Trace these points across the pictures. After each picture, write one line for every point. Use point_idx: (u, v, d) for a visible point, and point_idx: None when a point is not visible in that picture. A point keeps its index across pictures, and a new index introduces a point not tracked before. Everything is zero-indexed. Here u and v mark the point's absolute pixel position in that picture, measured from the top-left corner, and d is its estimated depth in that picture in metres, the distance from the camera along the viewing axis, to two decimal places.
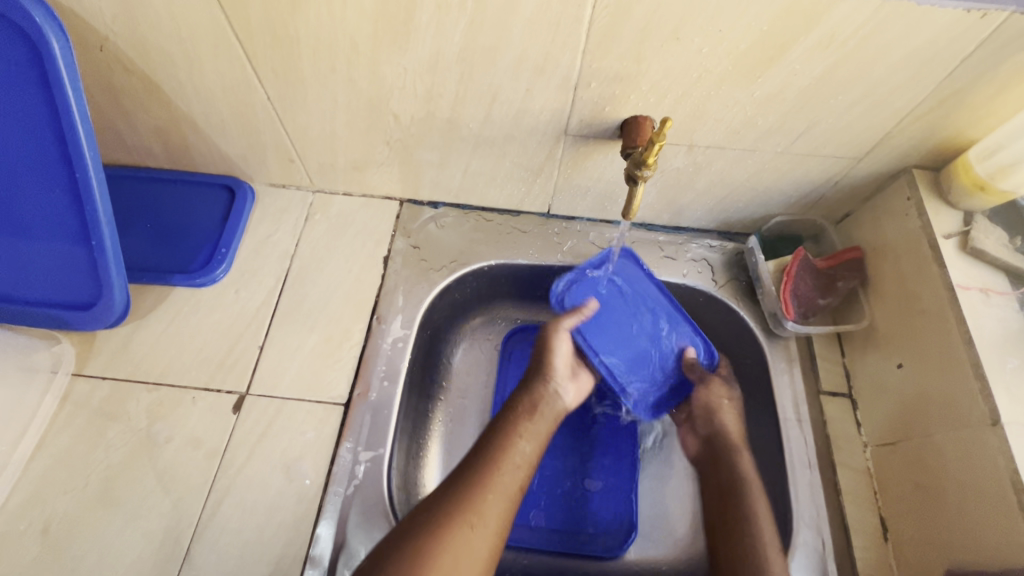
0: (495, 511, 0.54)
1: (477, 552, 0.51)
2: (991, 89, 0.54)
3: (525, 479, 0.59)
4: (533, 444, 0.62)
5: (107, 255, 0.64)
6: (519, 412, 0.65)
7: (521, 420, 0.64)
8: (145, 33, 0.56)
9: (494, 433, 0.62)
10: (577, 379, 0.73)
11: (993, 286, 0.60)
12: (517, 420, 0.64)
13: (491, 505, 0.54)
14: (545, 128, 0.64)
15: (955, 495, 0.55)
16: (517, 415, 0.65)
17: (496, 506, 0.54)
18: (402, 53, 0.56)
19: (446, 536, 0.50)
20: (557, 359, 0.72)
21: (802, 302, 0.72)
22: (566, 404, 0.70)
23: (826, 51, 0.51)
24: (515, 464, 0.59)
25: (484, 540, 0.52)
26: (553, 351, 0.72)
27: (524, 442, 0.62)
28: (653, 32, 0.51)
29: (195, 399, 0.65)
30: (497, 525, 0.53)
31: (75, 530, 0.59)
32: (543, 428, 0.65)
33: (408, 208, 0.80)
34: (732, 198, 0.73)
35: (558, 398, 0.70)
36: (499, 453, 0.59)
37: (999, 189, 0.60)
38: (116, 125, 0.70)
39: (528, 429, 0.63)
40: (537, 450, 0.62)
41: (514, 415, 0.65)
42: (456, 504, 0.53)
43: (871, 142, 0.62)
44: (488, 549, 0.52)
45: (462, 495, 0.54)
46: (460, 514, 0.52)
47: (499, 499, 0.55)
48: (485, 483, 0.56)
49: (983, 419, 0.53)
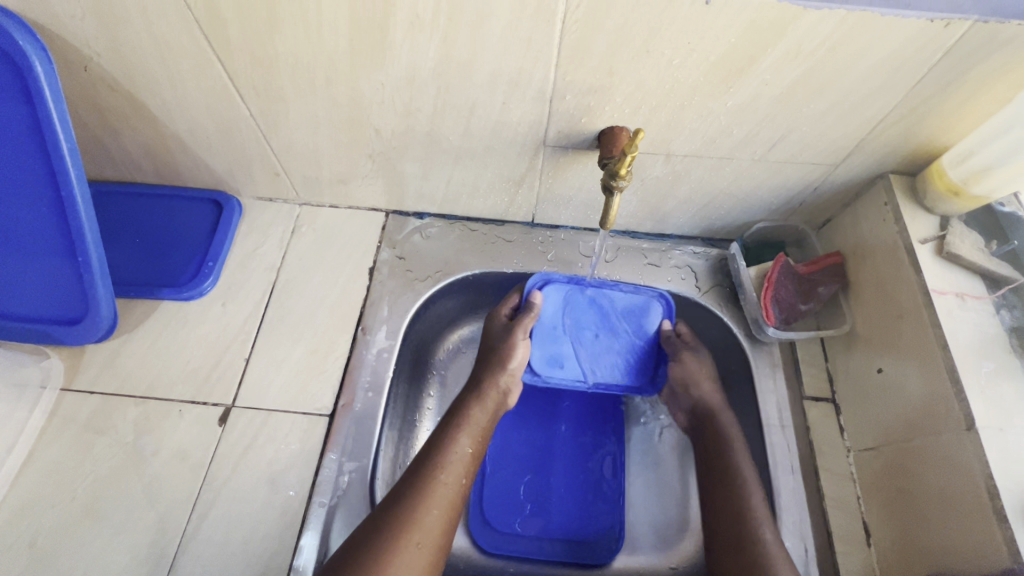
0: (435, 525, 0.53)
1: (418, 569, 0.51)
2: (960, 96, 0.55)
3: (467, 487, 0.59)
4: (473, 445, 0.61)
5: (93, 270, 0.65)
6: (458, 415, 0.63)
7: (461, 425, 0.62)
8: (128, 54, 0.57)
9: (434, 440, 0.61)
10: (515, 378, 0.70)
11: (969, 290, 0.60)
12: (458, 423, 0.62)
13: (431, 519, 0.54)
14: (524, 139, 0.65)
15: (933, 499, 0.55)
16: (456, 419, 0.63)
17: (436, 520, 0.54)
18: (379, 70, 0.57)
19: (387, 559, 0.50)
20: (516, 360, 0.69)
21: (783, 308, 0.72)
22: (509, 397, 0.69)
23: (795, 61, 0.52)
24: (455, 473, 0.58)
25: (427, 555, 0.52)
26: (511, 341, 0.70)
27: (465, 447, 0.60)
28: (623, 45, 0.52)
29: (181, 412, 0.66)
30: (438, 538, 0.53)
31: (61, 544, 0.59)
32: (483, 428, 0.64)
33: (393, 219, 0.81)
34: (713, 205, 0.74)
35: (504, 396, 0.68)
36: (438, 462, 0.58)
37: (973, 194, 0.60)
38: (105, 143, 0.71)
39: (473, 434, 0.62)
40: (477, 453, 0.61)
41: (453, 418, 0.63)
42: (394, 523, 0.52)
43: (847, 149, 0.63)
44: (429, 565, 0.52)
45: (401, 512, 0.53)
46: (399, 532, 0.52)
47: (439, 511, 0.54)
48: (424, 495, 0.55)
49: (958, 423, 0.53)
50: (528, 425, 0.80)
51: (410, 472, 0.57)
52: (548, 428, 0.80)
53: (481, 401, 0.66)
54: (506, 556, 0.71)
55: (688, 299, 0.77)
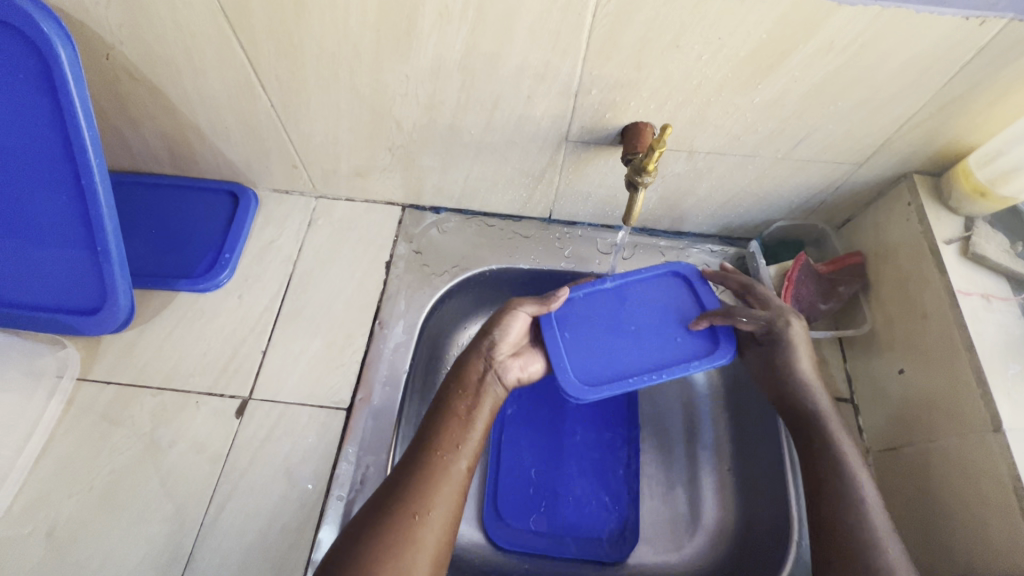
0: (442, 503, 0.52)
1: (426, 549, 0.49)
2: (990, 96, 0.54)
3: (472, 459, 0.56)
4: (474, 425, 0.58)
5: (112, 260, 0.65)
6: (452, 390, 0.60)
7: (461, 405, 0.59)
8: (151, 41, 0.57)
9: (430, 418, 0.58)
10: (524, 360, 0.66)
11: (995, 291, 0.60)
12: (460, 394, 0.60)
13: (437, 498, 0.52)
14: (546, 134, 0.64)
15: (957, 500, 0.55)
16: (449, 396, 0.60)
17: (444, 498, 0.52)
18: (404, 61, 0.56)
19: (391, 535, 0.49)
20: (507, 336, 0.64)
21: (803, 306, 0.71)
22: (505, 384, 0.63)
23: (825, 58, 0.51)
24: (456, 449, 0.55)
25: (432, 532, 0.50)
26: (499, 329, 0.64)
27: (474, 429, 0.58)
28: (653, 40, 0.51)
29: (198, 403, 0.66)
30: (445, 518, 0.51)
31: (79, 534, 0.59)
32: (483, 404, 0.60)
33: (409, 213, 0.80)
34: (732, 203, 0.73)
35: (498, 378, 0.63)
36: (434, 441, 0.56)
37: (1000, 195, 0.60)
38: (123, 132, 0.71)
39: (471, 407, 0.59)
40: (481, 431, 0.58)
41: (446, 396, 0.60)
42: (398, 500, 0.51)
43: (872, 148, 0.62)
44: (436, 543, 0.50)
45: (403, 490, 0.52)
46: (402, 511, 0.50)
47: (445, 489, 0.53)
48: (426, 474, 0.53)
49: (984, 425, 0.53)
50: (543, 421, 0.80)
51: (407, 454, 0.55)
52: (562, 423, 0.80)
53: (469, 380, 0.61)
54: (522, 551, 0.71)
55: None
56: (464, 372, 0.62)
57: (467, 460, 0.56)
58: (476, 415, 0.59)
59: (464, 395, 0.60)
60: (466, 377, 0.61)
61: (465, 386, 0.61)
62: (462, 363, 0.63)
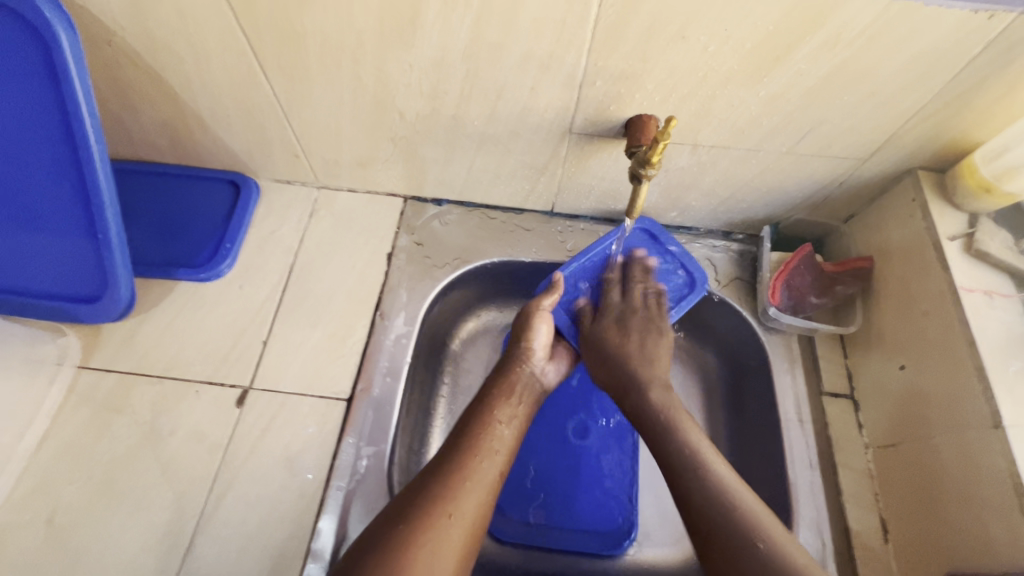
0: (474, 503, 0.51)
1: (454, 545, 0.48)
2: (998, 90, 0.54)
3: (504, 465, 0.56)
4: (512, 427, 0.60)
5: (113, 249, 0.65)
6: (497, 392, 0.62)
7: (499, 411, 0.60)
8: (153, 27, 0.56)
9: (473, 414, 0.59)
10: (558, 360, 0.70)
11: (997, 288, 0.60)
12: (496, 402, 0.61)
13: (469, 496, 0.51)
14: (550, 126, 0.64)
15: (958, 497, 0.55)
16: (494, 397, 0.62)
17: (474, 499, 0.51)
18: (408, 50, 0.56)
19: (420, 531, 0.47)
20: (537, 340, 0.68)
21: (793, 294, 0.73)
22: (545, 386, 0.68)
23: (832, 51, 0.51)
24: (494, 451, 0.56)
25: (461, 531, 0.49)
26: (535, 334, 0.68)
27: (507, 436, 0.58)
28: (659, 31, 0.51)
29: (199, 392, 0.66)
30: (477, 519, 0.51)
31: (78, 520, 0.59)
32: (523, 410, 0.62)
33: (411, 205, 0.80)
34: (735, 198, 0.73)
35: (536, 380, 0.67)
36: (475, 436, 0.56)
37: (1005, 191, 0.59)
38: (124, 119, 0.70)
39: (505, 414, 0.60)
40: (517, 435, 0.60)
41: (490, 396, 0.62)
42: (434, 493, 0.51)
43: (877, 143, 0.62)
44: (462, 543, 0.49)
45: (439, 485, 0.51)
46: (437, 505, 0.50)
47: (477, 487, 0.52)
48: (464, 471, 0.53)
49: (985, 422, 0.53)
50: (545, 415, 0.79)
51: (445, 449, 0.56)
52: (566, 418, 0.79)
53: (516, 384, 0.64)
54: (528, 546, 0.70)
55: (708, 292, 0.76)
56: (509, 381, 0.64)
57: (503, 460, 0.56)
58: (516, 418, 0.61)
59: (509, 396, 0.62)
60: (508, 384, 0.63)
61: (510, 388, 0.63)
62: (509, 368, 0.66)
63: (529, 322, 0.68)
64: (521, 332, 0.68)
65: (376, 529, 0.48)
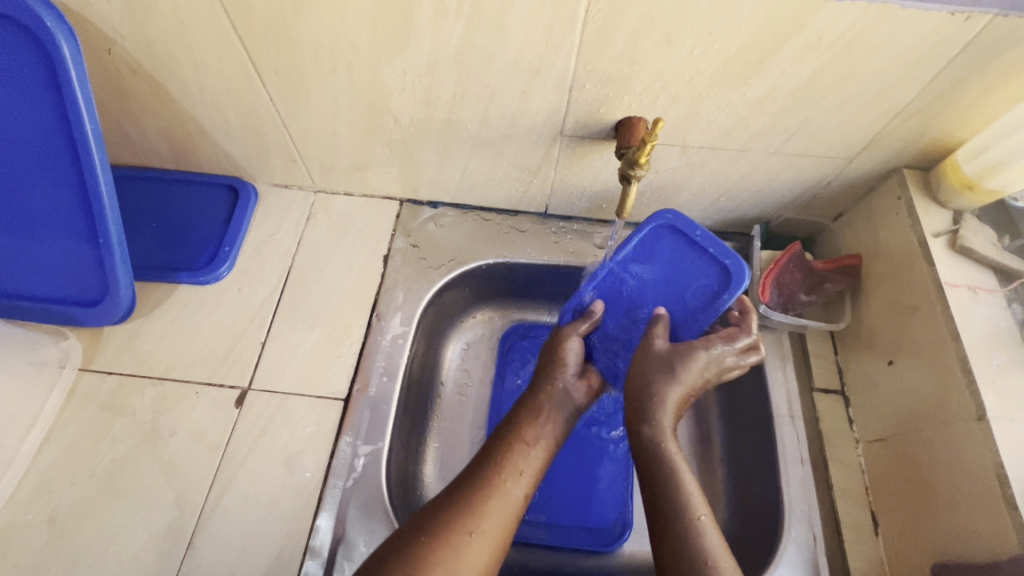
0: (497, 525, 0.51)
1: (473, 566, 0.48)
2: (978, 90, 0.55)
3: (531, 487, 0.56)
4: (540, 448, 0.59)
5: (114, 253, 0.66)
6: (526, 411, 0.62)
7: (528, 430, 0.59)
8: (153, 36, 0.58)
9: (502, 433, 0.59)
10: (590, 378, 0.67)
11: (982, 284, 0.61)
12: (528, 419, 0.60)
13: (492, 517, 0.51)
14: (542, 129, 0.65)
15: (944, 489, 0.55)
16: (525, 414, 0.61)
17: (495, 521, 0.51)
18: (402, 56, 0.57)
19: (439, 547, 0.48)
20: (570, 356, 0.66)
21: (783, 292, 0.74)
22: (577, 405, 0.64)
23: (814, 53, 0.52)
24: (520, 471, 0.55)
25: (480, 552, 0.49)
26: (568, 348, 0.66)
27: (534, 455, 0.58)
28: (644, 36, 0.52)
29: (198, 393, 0.67)
30: (498, 540, 0.51)
31: (80, 520, 0.60)
32: (554, 430, 0.61)
33: (408, 208, 0.81)
34: (726, 198, 0.74)
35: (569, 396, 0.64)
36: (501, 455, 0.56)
37: (987, 188, 0.61)
38: (124, 126, 0.72)
39: (535, 433, 0.59)
40: (546, 456, 0.59)
41: (518, 416, 0.61)
42: (457, 511, 0.51)
43: (863, 143, 0.63)
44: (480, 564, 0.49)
45: (464, 503, 0.52)
46: (458, 523, 0.50)
47: (500, 510, 0.52)
48: (489, 488, 0.53)
49: (970, 414, 0.54)
50: None
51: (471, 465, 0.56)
52: None
53: (546, 400, 0.63)
54: (525, 543, 0.71)
55: None
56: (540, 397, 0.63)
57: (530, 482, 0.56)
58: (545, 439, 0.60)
59: (537, 414, 0.61)
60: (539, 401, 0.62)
61: (539, 404, 0.62)
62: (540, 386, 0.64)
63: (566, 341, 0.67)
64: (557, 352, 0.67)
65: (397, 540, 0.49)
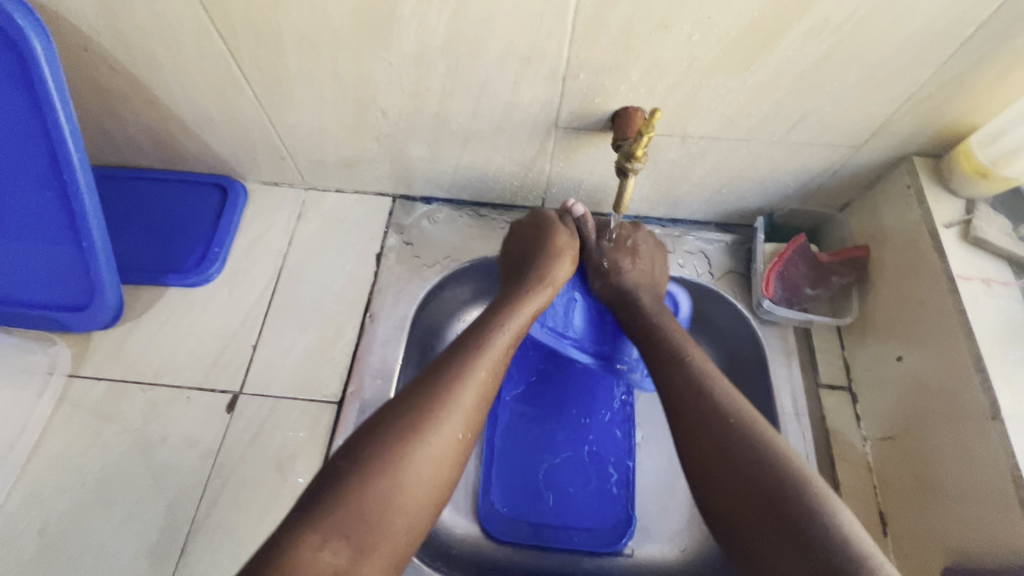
0: (456, 421, 0.50)
1: (433, 462, 0.47)
2: (994, 72, 0.52)
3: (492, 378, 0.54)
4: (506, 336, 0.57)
5: (98, 256, 0.64)
6: (512, 300, 0.61)
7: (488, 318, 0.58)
8: (129, 32, 0.56)
9: (477, 330, 0.57)
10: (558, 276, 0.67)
11: (996, 276, 0.58)
12: (498, 317, 0.58)
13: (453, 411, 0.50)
14: (535, 121, 0.63)
15: (955, 490, 0.54)
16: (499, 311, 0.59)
17: (458, 414, 0.50)
18: (386, 47, 0.55)
19: (400, 442, 0.47)
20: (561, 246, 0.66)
21: (787, 286, 0.72)
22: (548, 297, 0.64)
23: (820, 37, 0.50)
24: (485, 361, 0.54)
25: (440, 449, 0.48)
26: (554, 238, 0.66)
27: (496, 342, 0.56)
28: (640, 21, 0.50)
29: (189, 398, 0.66)
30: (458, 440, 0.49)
31: (70, 529, 0.59)
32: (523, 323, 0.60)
33: (400, 204, 0.79)
34: (727, 189, 0.72)
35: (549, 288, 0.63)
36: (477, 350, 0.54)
37: (1001, 176, 0.58)
38: (106, 125, 0.70)
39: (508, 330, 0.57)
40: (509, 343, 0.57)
41: (503, 307, 0.60)
42: (418, 405, 0.49)
43: (870, 130, 0.60)
44: (437, 461, 0.48)
45: (427, 396, 0.50)
46: (419, 421, 0.48)
47: (464, 405, 0.51)
48: (455, 379, 0.51)
49: (983, 413, 0.52)
50: (538, 412, 0.78)
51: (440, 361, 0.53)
52: (560, 413, 0.78)
53: (528, 293, 0.62)
54: (525, 545, 0.70)
55: (701, 285, 0.76)
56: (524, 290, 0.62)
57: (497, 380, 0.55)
58: (523, 328, 0.60)
59: (520, 307, 0.60)
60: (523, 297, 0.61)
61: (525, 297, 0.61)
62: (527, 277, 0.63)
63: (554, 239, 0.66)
64: (550, 247, 0.66)
65: (366, 433, 0.47)
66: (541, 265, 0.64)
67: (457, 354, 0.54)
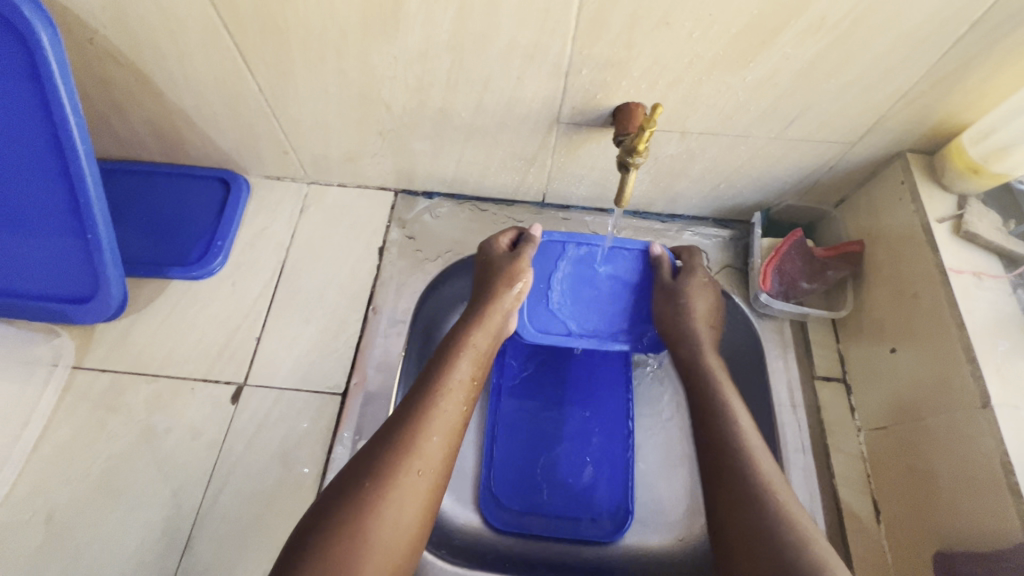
0: (431, 455, 0.50)
1: (419, 498, 0.48)
2: (985, 70, 0.53)
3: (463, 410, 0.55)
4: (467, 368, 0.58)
5: (103, 249, 0.65)
6: (471, 331, 0.62)
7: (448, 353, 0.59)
8: (135, 25, 0.56)
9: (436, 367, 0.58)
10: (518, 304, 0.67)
11: (986, 269, 0.60)
12: (457, 351, 0.59)
13: (427, 449, 0.50)
14: (538, 116, 0.64)
15: (946, 478, 0.55)
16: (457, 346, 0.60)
17: (432, 449, 0.51)
18: (391, 42, 0.56)
19: (381, 491, 0.47)
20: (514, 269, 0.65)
21: (784, 279, 0.73)
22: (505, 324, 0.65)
23: (817, 35, 0.51)
24: (451, 396, 0.55)
25: (421, 486, 0.48)
26: (504, 264, 0.66)
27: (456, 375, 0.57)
28: (642, 17, 0.51)
29: (194, 389, 0.66)
30: (435, 472, 0.50)
31: (75, 519, 0.60)
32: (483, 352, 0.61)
33: (402, 199, 0.80)
34: (725, 184, 0.73)
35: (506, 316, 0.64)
36: (434, 392, 0.54)
37: (993, 172, 0.59)
38: (109, 118, 0.70)
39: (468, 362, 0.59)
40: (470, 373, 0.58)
41: (461, 339, 0.60)
42: (391, 448, 0.49)
43: (865, 127, 0.62)
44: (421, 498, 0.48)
45: (398, 440, 0.50)
46: (395, 466, 0.48)
47: (438, 440, 0.51)
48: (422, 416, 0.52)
49: (973, 402, 0.53)
50: (540, 404, 0.79)
51: (403, 406, 0.54)
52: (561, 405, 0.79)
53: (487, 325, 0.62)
54: (531, 536, 0.71)
55: None
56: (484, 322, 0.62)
57: (463, 416, 0.55)
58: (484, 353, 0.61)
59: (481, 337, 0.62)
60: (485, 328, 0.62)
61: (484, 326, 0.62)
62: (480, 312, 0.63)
63: (505, 266, 0.66)
64: (503, 276, 0.65)
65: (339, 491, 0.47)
66: (492, 299, 0.63)
67: (422, 391, 0.54)
